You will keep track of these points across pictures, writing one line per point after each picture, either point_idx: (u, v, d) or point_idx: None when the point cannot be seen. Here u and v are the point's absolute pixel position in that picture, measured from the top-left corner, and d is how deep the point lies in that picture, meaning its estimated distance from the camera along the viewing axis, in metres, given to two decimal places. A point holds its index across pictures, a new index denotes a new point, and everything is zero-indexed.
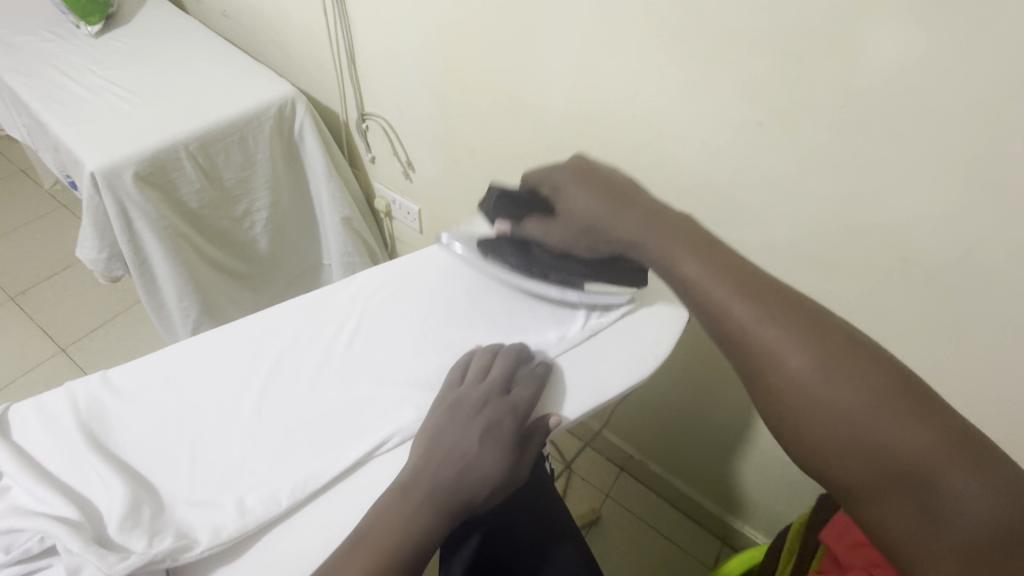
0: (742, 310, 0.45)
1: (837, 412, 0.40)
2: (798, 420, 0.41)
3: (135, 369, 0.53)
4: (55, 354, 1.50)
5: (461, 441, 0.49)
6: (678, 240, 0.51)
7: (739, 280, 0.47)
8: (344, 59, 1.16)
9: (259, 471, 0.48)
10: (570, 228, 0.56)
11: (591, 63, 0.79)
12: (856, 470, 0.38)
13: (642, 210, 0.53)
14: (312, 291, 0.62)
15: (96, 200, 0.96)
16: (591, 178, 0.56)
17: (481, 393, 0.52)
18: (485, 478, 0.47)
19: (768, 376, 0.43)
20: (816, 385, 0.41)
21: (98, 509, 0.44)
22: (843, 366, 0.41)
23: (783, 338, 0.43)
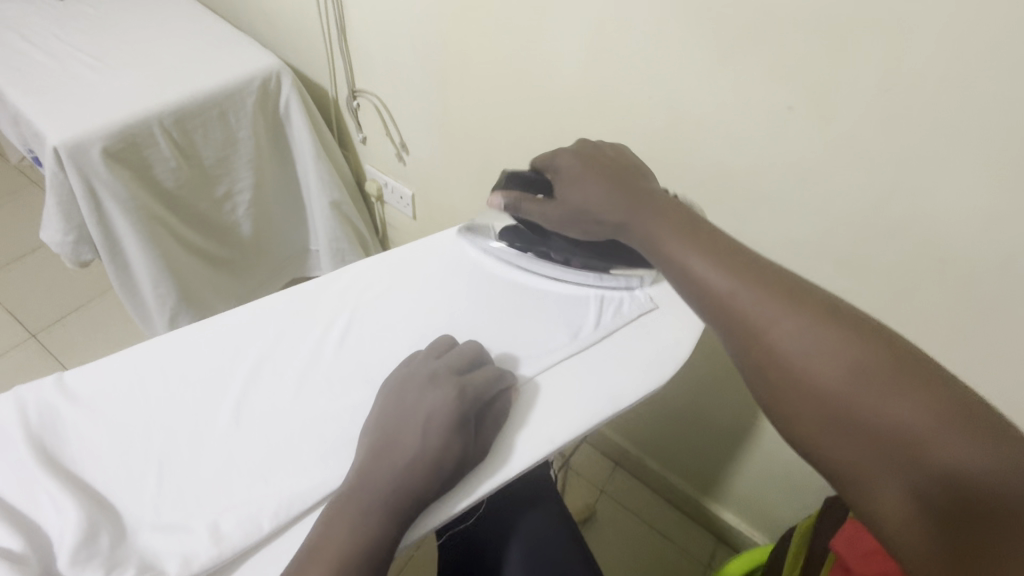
0: (722, 278, 0.42)
1: (817, 384, 0.37)
2: (778, 394, 0.39)
3: (96, 372, 0.47)
4: (25, 340, 1.42)
5: (406, 427, 0.44)
6: (664, 218, 0.48)
7: (722, 251, 0.44)
8: (334, 30, 1.08)
9: (237, 491, 0.42)
10: (563, 210, 0.54)
11: (606, 40, 0.73)
12: (837, 447, 0.36)
13: (634, 192, 0.51)
14: (298, 284, 0.56)
15: (60, 178, 0.88)
16: (591, 158, 0.54)
17: (429, 372, 0.47)
18: (427, 466, 0.42)
19: (749, 345, 0.40)
20: (795, 354, 0.38)
21: (48, 538, 0.39)
22: (829, 333, 0.38)
23: (766, 305, 0.40)
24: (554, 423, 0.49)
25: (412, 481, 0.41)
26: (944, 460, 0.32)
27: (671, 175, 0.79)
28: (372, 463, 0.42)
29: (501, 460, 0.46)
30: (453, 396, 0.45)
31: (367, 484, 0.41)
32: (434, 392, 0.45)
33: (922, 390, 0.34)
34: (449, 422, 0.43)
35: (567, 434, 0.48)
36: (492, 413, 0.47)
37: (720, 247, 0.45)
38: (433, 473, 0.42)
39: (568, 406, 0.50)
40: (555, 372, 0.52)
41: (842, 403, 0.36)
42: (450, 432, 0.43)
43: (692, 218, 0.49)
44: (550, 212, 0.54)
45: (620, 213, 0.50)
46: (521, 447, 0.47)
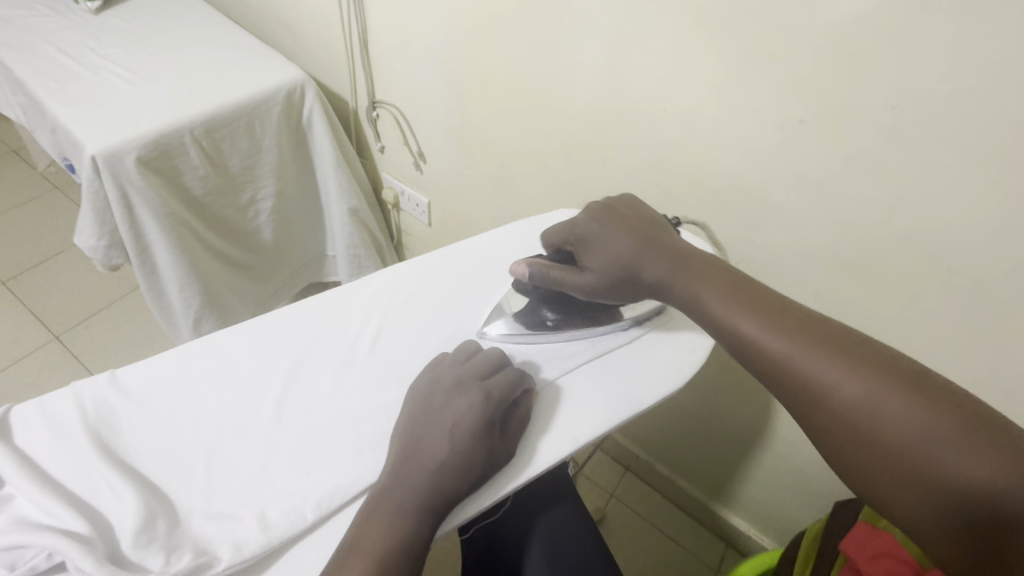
0: (778, 341, 0.43)
1: (889, 449, 0.38)
2: (848, 459, 0.40)
3: (146, 369, 0.50)
4: (48, 341, 1.46)
5: (434, 430, 0.45)
6: (707, 275, 0.50)
7: (772, 310, 0.45)
8: (356, 45, 1.12)
9: (281, 482, 0.45)
10: (599, 280, 0.53)
11: (623, 56, 0.77)
12: (916, 510, 0.37)
13: (668, 250, 0.52)
14: (331, 288, 0.59)
15: (97, 185, 0.92)
16: (611, 220, 0.54)
17: (455, 377, 0.48)
18: (456, 468, 0.44)
19: (813, 411, 0.41)
20: (863, 420, 0.39)
21: (110, 522, 0.41)
22: (892, 395, 0.39)
23: (823, 372, 0.41)
24: (577, 423, 0.51)
25: (443, 482, 0.43)
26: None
27: (684, 185, 0.82)
28: (404, 464, 0.44)
29: (525, 459, 0.48)
30: (478, 400, 0.46)
31: (400, 487, 0.43)
32: (460, 397, 0.47)
33: (995, 447, 0.35)
34: (475, 426, 0.45)
35: (591, 432, 0.51)
36: (516, 413, 0.49)
37: (767, 304, 0.46)
38: (464, 471, 0.44)
39: (590, 406, 0.53)
40: (576, 375, 0.55)
41: (916, 467, 0.37)
42: (477, 435, 0.45)
43: (732, 272, 0.50)
44: (586, 281, 0.54)
45: (662, 273, 0.51)
46: (546, 447, 0.49)
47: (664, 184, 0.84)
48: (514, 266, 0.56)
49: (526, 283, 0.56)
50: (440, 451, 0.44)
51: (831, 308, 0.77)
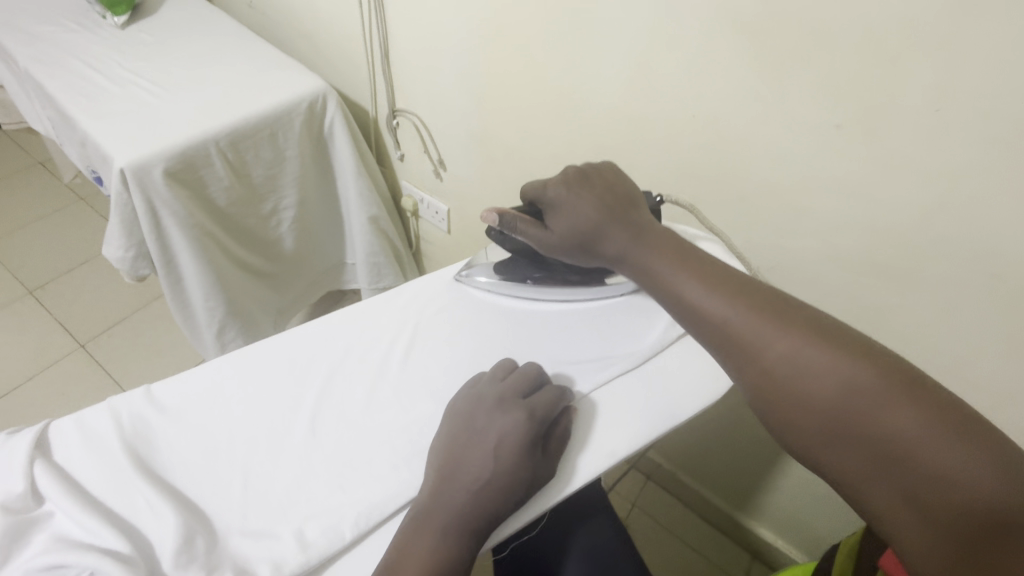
0: (719, 306, 0.46)
1: (812, 400, 0.41)
2: (775, 411, 0.43)
3: (181, 384, 0.50)
4: (74, 350, 1.48)
5: (475, 450, 0.45)
6: (659, 246, 0.51)
7: (717, 277, 0.48)
8: (377, 54, 1.12)
9: (317, 500, 0.44)
10: (558, 239, 0.55)
11: (650, 62, 0.76)
12: (836, 455, 0.40)
13: (629, 222, 0.53)
14: (361, 300, 0.59)
15: (125, 197, 0.93)
16: (581, 187, 0.54)
17: (496, 396, 0.47)
18: (501, 490, 0.43)
19: (746, 367, 0.44)
20: (793, 374, 0.42)
21: (149, 541, 0.41)
22: (820, 351, 0.41)
23: (759, 332, 0.44)
24: (614, 436, 0.50)
25: (488, 503, 0.43)
26: (925, 458, 0.36)
27: (712, 191, 0.81)
28: (444, 484, 0.43)
29: (565, 478, 0.47)
30: (523, 419, 0.46)
31: (441, 507, 0.42)
32: (503, 416, 0.46)
33: (910, 395, 0.38)
34: (520, 446, 0.45)
35: (627, 447, 0.49)
36: (557, 432, 0.48)
37: (712, 271, 0.49)
38: (508, 490, 0.43)
39: (625, 420, 0.51)
40: (609, 388, 0.53)
41: (836, 415, 0.40)
42: (522, 456, 0.44)
43: (682, 243, 0.52)
44: (547, 239, 0.55)
45: (619, 245, 0.52)
46: (583, 463, 0.48)
47: (691, 191, 0.83)
48: (486, 215, 0.55)
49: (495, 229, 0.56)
50: (484, 470, 0.44)
51: (867, 316, 0.75)
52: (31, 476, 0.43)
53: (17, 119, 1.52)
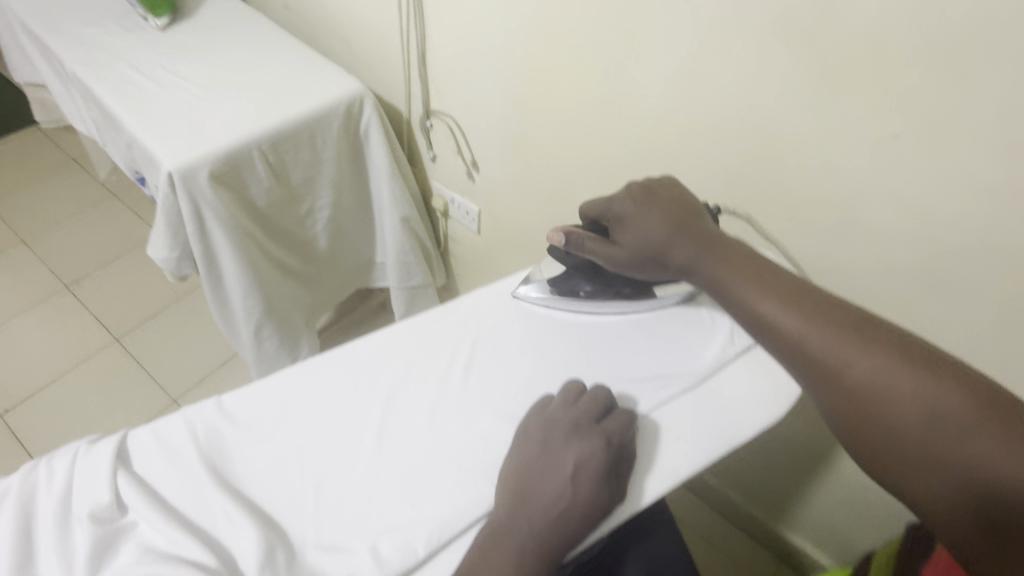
0: (797, 324, 0.49)
1: (885, 417, 0.45)
2: (848, 422, 0.47)
3: (251, 397, 0.51)
4: (110, 344, 1.52)
5: (552, 476, 0.45)
6: (735, 263, 0.54)
7: (795, 296, 0.51)
8: (414, 55, 1.12)
9: (388, 515, 0.45)
10: (628, 255, 0.56)
11: (701, 69, 0.75)
12: (906, 467, 0.44)
13: (699, 236, 0.55)
14: (419, 314, 0.59)
15: (172, 199, 0.94)
16: (648, 204, 0.56)
17: (571, 420, 0.48)
18: (578, 518, 0.43)
19: (821, 381, 0.48)
20: (870, 391, 0.45)
21: (232, 554, 0.42)
22: (898, 370, 0.45)
23: (837, 353, 0.47)
24: (675, 455, 0.50)
25: (565, 531, 0.43)
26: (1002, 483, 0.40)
27: (759, 200, 0.80)
28: (519, 508, 0.44)
29: (632, 501, 0.48)
30: (600, 447, 0.46)
31: (518, 530, 0.43)
32: (579, 442, 0.46)
33: (988, 417, 0.41)
34: (597, 474, 0.45)
35: (690, 467, 0.50)
36: (626, 458, 0.48)
37: (790, 290, 0.51)
38: (586, 516, 0.44)
39: (686, 439, 0.51)
40: (669, 407, 0.54)
41: (908, 431, 0.44)
42: (599, 484, 0.45)
43: (757, 259, 0.55)
44: (615, 256, 0.57)
45: (690, 259, 0.55)
46: (649, 482, 0.49)
47: (736, 199, 0.82)
48: (551, 232, 0.58)
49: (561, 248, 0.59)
50: (562, 497, 0.44)
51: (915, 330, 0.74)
52: (116, 487, 0.45)
53: (56, 116, 1.55)
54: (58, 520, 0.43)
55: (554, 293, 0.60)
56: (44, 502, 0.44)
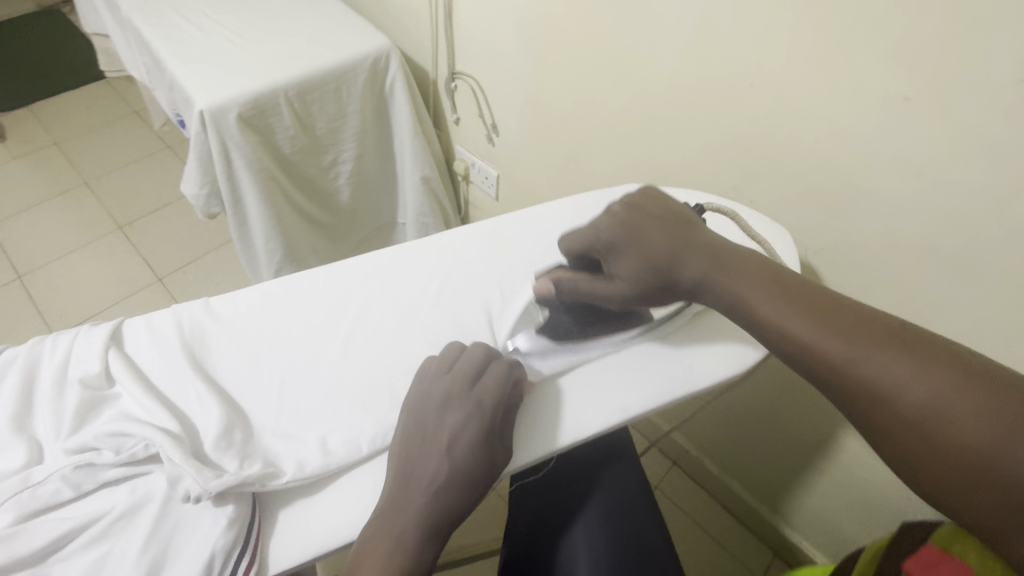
0: (835, 342, 0.40)
1: (961, 453, 0.35)
2: (913, 461, 0.37)
3: (235, 300, 0.55)
4: (153, 283, 1.63)
5: (428, 446, 0.45)
6: (751, 272, 0.46)
7: (828, 308, 0.42)
8: (441, 13, 1.14)
9: (341, 413, 0.48)
10: (631, 288, 0.50)
11: (712, 26, 0.73)
12: (991, 515, 0.34)
13: (708, 246, 0.48)
14: (399, 244, 0.62)
15: (202, 137, 1.01)
16: (640, 222, 0.50)
17: (443, 391, 0.47)
18: (462, 480, 0.44)
19: (873, 413, 0.38)
20: (934, 422, 0.36)
21: (196, 427, 0.46)
22: (966, 393, 0.36)
23: (881, 371, 0.38)
24: (626, 393, 0.52)
25: (446, 500, 0.43)
26: None
27: (765, 168, 0.78)
28: (401, 486, 0.43)
29: (533, 445, 0.49)
30: (471, 411, 0.46)
31: (403, 502, 0.43)
32: (452, 411, 0.46)
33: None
34: (472, 438, 0.45)
35: (640, 406, 0.51)
36: (506, 412, 0.48)
37: (818, 299, 0.43)
38: (467, 480, 0.44)
39: (637, 378, 0.53)
40: (626, 352, 0.55)
41: (992, 466, 0.34)
42: (475, 448, 0.44)
43: (777, 268, 0.46)
44: (616, 293, 0.51)
45: (700, 271, 0.47)
46: (592, 414, 0.51)
47: (743, 165, 0.80)
48: (538, 283, 0.55)
49: (551, 298, 0.54)
50: (439, 472, 0.43)
51: (921, 312, 0.70)
52: (106, 361, 0.50)
53: (117, 66, 1.67)
54: (55, 382, 0.48)
55: (550, 343, 0.53)
56: (45, 369, 0.49)
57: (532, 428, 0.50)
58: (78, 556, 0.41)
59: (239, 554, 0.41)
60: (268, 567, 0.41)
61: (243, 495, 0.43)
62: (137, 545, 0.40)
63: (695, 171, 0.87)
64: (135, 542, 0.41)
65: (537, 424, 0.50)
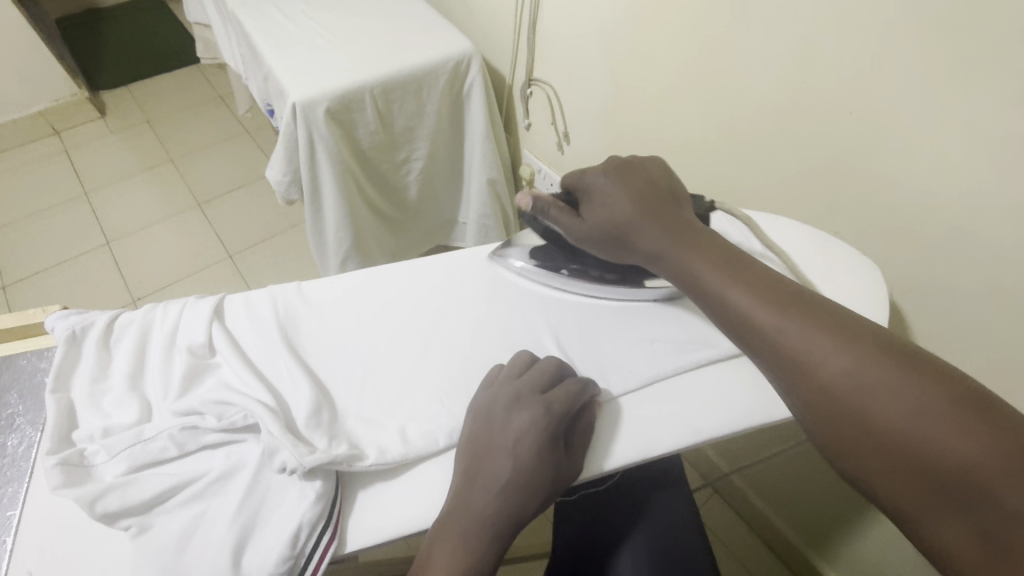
0: (770, 317, 0.43)
1: (873, 421, 0.37)
2: (831, 437, 0.39)
3: (325, 286, 0.59)
4: (224, 259, 1.73)
5: (496, 445, 0.45)
6: (703, 251, 0.49)
7: (766, 286, 0.45)
8: (525, 21, 1.15)
9: (419, 405, 0.50)
10: (589, 229, 0.54)
11: (812, 51, 0.71)
12: (897, 485, 0.36)
13: (668, 223, 0.51)
14: (477, 247, 0.64)
15: (292, 127, 1.06)
16: (620, 182, 0.53)
17: (513, 393, 0.48)
18: (529, 484, 0.44)
19: (799, 382, 0.41)
20: (853, 394, 0.38)
21: (288, 402, 0.49)
22: (886, 372, 0.38)
23: (809, 344, 0.41)
24: (699, 415, 0.51)
25: (513, 503, 0.43)
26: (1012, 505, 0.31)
27: (854, 199, 0.75)
28: (466, 486, 0.44)
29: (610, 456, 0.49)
30: (540, 414, 0.46)
31: (470, 501, 0.43)
32: (520, 411, 0.46)
33: (978, 423, 0.34)
34: (539, 441, 0.45)
35: (715, 430, 0.50)
36: (578, 428, 0.48)
37: (761, 279, 0.46)
38: (535, 483, 0.44)
39: (713, 400, 0.52)
40: (700, 373, 0.54)
41: (898, 437, 0.36)
42: (541, 452, 0.44)
43: (732, 250, 0.49)
44: (576, 228, 0.54)
45: (655, 244, 0.51)
46: (666, 433, 0.50)
47: (831, 196, 0.78)
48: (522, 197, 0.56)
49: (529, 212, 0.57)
50: (502, 473, 0.44)
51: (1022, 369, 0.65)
52: (210, 333, 0.53)
53: (214, 54, 1.79)
54: (164, 348, 0.52)
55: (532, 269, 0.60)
56: (156, 335, 0.54)
57: (609, 437, 0.50)
58: (179, 511, 0.44)
59: (322, 529, 0.43)
60: (346, 545, 0.43)
61: (329, 474, 0.45)
62: (232, 508, 0.43)
63: (776, 195, 0.85)
64: (230, 505, 0.43)
65: (615, 435, 0.50)
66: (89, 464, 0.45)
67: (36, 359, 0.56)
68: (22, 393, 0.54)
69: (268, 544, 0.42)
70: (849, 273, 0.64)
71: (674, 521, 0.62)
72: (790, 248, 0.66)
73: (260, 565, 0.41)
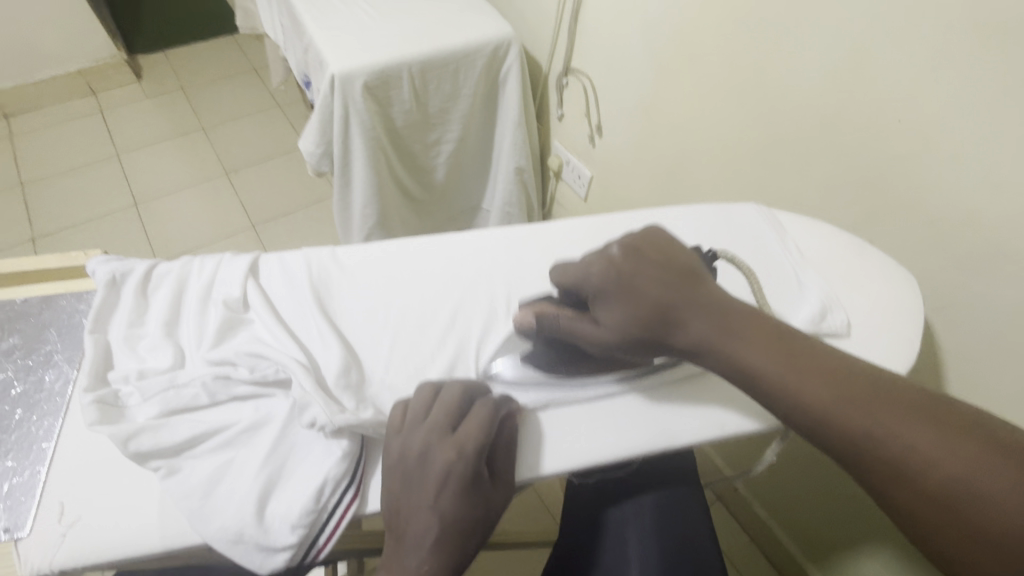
0: (850, 418, 0.38)
1: (983, 526, 0.34)
2: (933, 541, 0.36)
3: (359, 253, 0.59)
4: (247, 229, 1.75)
5: (417, 497, 0.42)
6: (750, 333, 0.43)
7: (833, 378, 0.40)
8: (568, 10, 1.15)
9: (445, 375, 0.51)
10: (615, 337, 0.46)
11: (863, 56, 0.70)
12: None
13: (702, 303, 0.45)
14: (511, 226, 0.64)
15: (329, 98, 1.07)
16: (636, 268, 0.46)
17: (424, 439, 0.43)
18: (457, 533, 0.42)
19: (892, 486, 0.37)
20: (957, 498, 0.35)
21: (318, 361, 0.49)
22: (996, 469, 0.34)
23: (900, 446, 0.37)
24: (723, 409, 0.51)
25: (446, 556, 0.41)
26: None
27: (892, 211, 0.74)
28: (396, 546, 0.42)
29: (630, 447, 0.49)
30: (455, 459, 0.42)
31: (404, 562, 0.41)
32: (436, 459, 0.43)
33: None
34: (460, 487, 0.42)
35: (739, 426, 0.50)
36: (501, 448, 0.46)
37: (825, 369, 0.41)
38: (465, 529, 0.42)
39: (740, 396, 0.52)
40: None
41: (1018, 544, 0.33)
42: (464, 499, 0.42)
43: (780, 326, 0.44)
44: (597, 335, 0.47)
45: (700, 333, 0.44)
46: (689, 426, 0.50)
47: (868, 205, 0.76)
48: (520, 312, 0.51)
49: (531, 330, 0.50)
50: (427, 532, 0.41)
51: None
52: (245, 288, 0.54)
53: (253, 25, 1.80)
54: (201, 298, 0.53)
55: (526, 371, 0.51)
56: (192, 286, 0.54)
57: (560, 447, 0.49)
58: (207, 458, 0.45)
59: (346, 486, 0.44)
60: (367, 505, 0.44)
61: (356, 435, 0.46)
62: (258, 459, 0.44)
63: (810, 202, 0.84)
64: (257, 455, 0.44)
65: (587, 448, 0.49)
66: (124, 405, 0.47)
67: (75, 300, 0.57)
68: (62, 332, 0.55)
69: (294, 496, 0.43)
70: (883, 282, 0.63)
71: (680, 514, 0.62)
72: (822, 254, 0.66)
73: (284, 517, 0.42)
